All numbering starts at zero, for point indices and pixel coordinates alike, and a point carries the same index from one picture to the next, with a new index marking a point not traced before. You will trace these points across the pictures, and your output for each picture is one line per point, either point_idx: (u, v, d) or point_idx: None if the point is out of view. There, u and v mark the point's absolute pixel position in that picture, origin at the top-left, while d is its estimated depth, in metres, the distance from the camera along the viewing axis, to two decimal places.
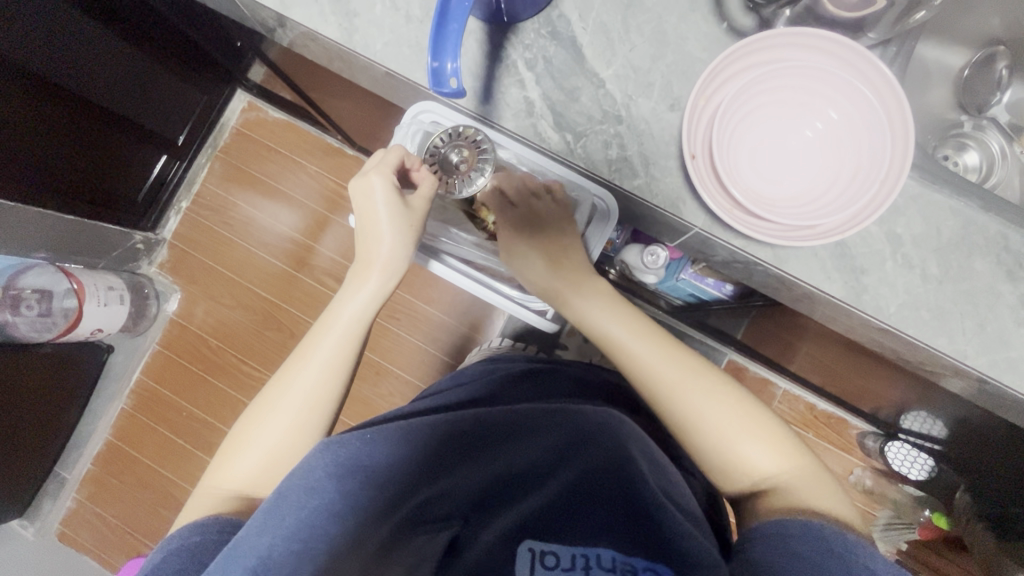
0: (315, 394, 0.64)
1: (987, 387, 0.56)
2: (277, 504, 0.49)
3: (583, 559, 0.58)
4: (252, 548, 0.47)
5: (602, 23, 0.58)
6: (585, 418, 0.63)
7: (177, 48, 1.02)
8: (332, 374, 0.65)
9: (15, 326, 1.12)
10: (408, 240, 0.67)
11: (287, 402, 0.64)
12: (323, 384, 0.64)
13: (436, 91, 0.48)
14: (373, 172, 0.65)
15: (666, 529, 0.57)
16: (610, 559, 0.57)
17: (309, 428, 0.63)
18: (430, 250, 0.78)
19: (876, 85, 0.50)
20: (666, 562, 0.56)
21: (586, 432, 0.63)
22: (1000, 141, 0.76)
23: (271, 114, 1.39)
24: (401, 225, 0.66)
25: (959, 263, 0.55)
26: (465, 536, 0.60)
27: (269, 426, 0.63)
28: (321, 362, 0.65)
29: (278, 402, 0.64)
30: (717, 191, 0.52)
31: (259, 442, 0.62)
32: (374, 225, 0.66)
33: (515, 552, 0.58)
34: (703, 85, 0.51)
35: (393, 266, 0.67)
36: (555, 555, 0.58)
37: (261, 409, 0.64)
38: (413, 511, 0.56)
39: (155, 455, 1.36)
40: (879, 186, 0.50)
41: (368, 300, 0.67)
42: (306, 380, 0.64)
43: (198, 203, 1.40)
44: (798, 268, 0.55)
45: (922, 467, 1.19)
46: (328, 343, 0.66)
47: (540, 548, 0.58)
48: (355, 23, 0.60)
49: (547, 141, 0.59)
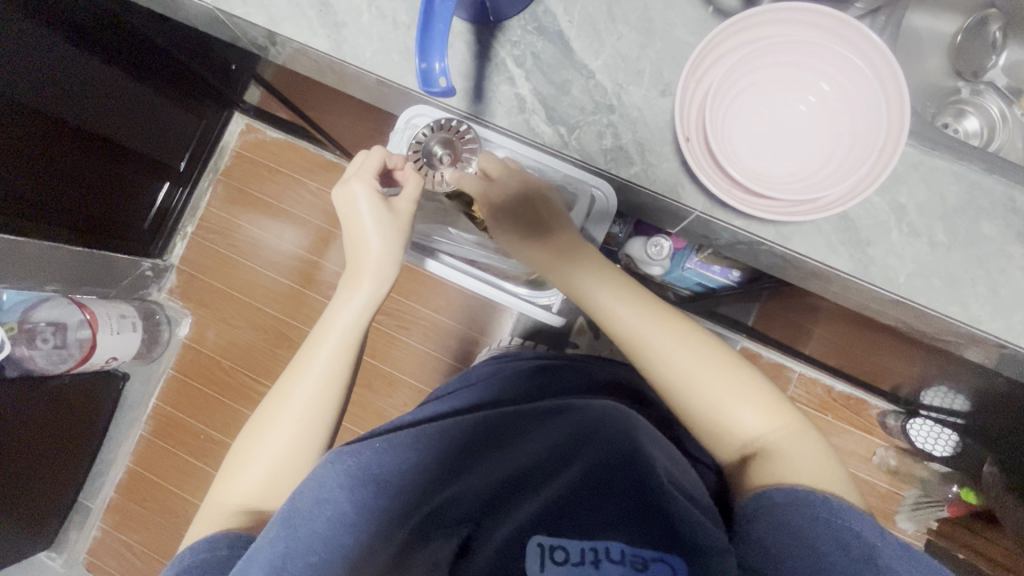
0: (312, 409, 0.64)
1: (1004, 351, 0.55)
2: (289, 516, 0.50)
3: (593, 552, 0.59)
4: (267, 559, 0.48)
5: (588, 15, 0.58)
6: (586, 411, 0.66)
7: (174, 74, 1.04)
8: (331, 389, 0.64)
9: (31, 360, 1.15)
10: (399, 245, 0.66)
11: (287, 416, 0.63)
12: (324, 397, 0.64)
13: (426, 91, 0.48)
14: (355, 180, 0.64)
15: (676, 516, 0.58)
16: (619, 552, 0.59)
17: (311, 442, 0.64)
18: (423, 248, 0.79)
19: (866, 53, 0.50)
20: (676, 551, 0.58)
21: (588, 427, 0.65)
22: (999, 104, 0.75)
23: (270, 135, 1.41)
24: (388, 232, 0.65)
25: (967, 228, 0.54)
26: (478, 536, 0.60)
27: (270, 439, 0.63)
28: (321, 377, 0.64)
29: (278, 416, 0.64)
30: (714, 173, 0.52)
31: (260, 457, 0.62)
32: (358, 234, 0.65)
33: (525, 549, 0.58)
34: (692, 67, 0.51)
35: (385, 277, 0.66)
36: (564, 551, 0.59)
37: (263, 421, 0.64)
38: (424, 520, 0.56)
39: (176, 480, 1.37)
40: (877, 155, 0.50)
41: (356, 308, 0.66)
42: (302, 395, 0.64)
43: (203, 228, 1.42)
44: (803, 245, 0.55)
45: (946, 442, 1.18)
46: (326, 353, 0.65)
47: (550, 543, 0.59)
48: (343, 33, 0.61)
49: (540, 135, 0.59)
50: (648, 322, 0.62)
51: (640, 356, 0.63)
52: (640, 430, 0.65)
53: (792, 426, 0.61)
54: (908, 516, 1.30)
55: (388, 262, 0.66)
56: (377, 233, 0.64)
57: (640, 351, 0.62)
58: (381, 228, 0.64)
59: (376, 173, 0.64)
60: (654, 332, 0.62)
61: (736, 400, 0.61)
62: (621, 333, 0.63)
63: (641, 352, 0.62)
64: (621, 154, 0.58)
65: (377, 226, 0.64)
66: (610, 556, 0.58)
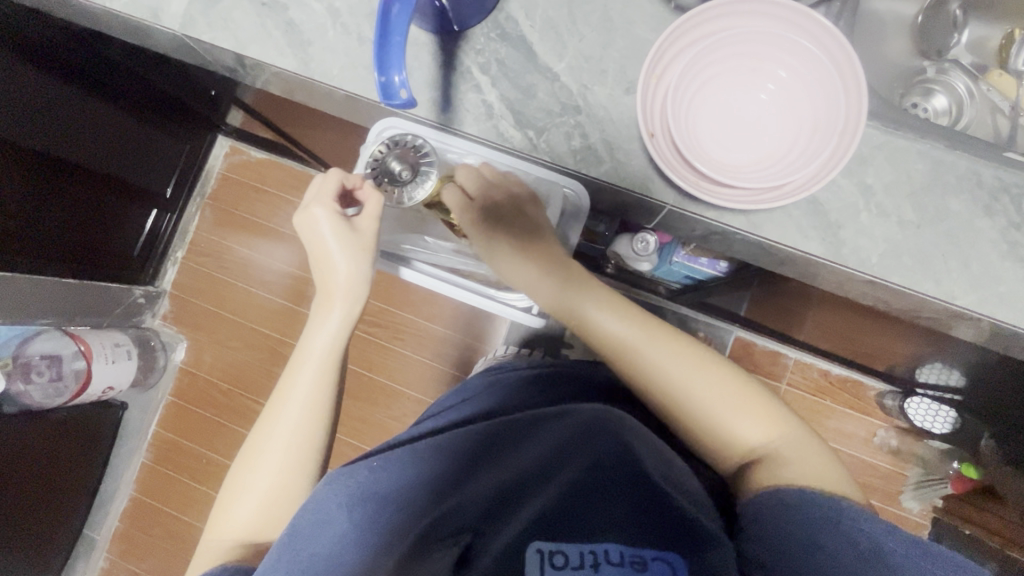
0: (300, 434, 0.64)
1: (981, 324, 0.55)
2: (291, 539, 0.53)
3: (592, 556, 0.56)
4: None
5: (549, 19, 0.59)
6: (580, 416, 0.66)
7: (156, 103, 1.04)
8: (312, 412, 0.65)
9: (27, 394, 1.13)
10: (367, 263, 0.66)
11: (273, 444, 0.64)
12: (307, 420, 0.64)
13: (387, 104, 0.49)
14: (315, 205, 0.64)
15: (674, 513, 0.58)
16: (618, 553, 0.57)
17: (298, 466, 0.64)
18: (396, 257, 0.78)
19: (820, 38, 0.51)
20: (677, 549, 0.57)
21: (584, 432, 0.64)
22: (965, 81, 0.76)
23: (254, 155, 1.42)
24: (354, 251, 0.65)
25: (934, 205, 0.55)
26: (477, 545, 0.58)
27: (259, 469, 0.63)
28: (301, 398, 0.65)
29: (264, 445, 0.64)
30: (681, 167, 0.53)
31: (250, 488, 0.63)
32: (324, 257, 0.65)
33: (524, 555, 0.56)
34: (651, 64, 0.52)
35: (356, 294, 0.66)
36: (563, 555, 0.56)
37: (250, 452, 0.65)
38: (422, 530, 0.56)
39: (181, 505, 1.37)
40: (838, 138, 0.50)
41: (336, 331, 0.66)
42: (290, 421, 0.64)
43: (194, 251, 1.43)
44: (774, 231, 0.55)
45: (944, 420, 1.19)
46: (305, 376, 0.65)
47: (548, 548, 0.57)
48: (309, 52, 0.62)
49: (510, 139, 0.59)
50: (635, 334, 0.65)
51: (628, 365, 0.65)
52: (635, 433, 0.64)
53: (791, 432, 0.62)
54: (913, 496, 1.30)
55: (360, 280, 0.66)
56: (341, 253, 0.64)
57: (628, 360, 0.65)
58: (347, 247, 0.64)
59: (336, 196, 0.65)
60: (643, 343, 0.64)
61: (723, 402, 0.62)
62: (602, 340, 0.66)
63: (629, 361, 0.65)
64: (589, 154, 0.58)
65: (343, 244, 0.64)
66: (610, 559, 0.56)
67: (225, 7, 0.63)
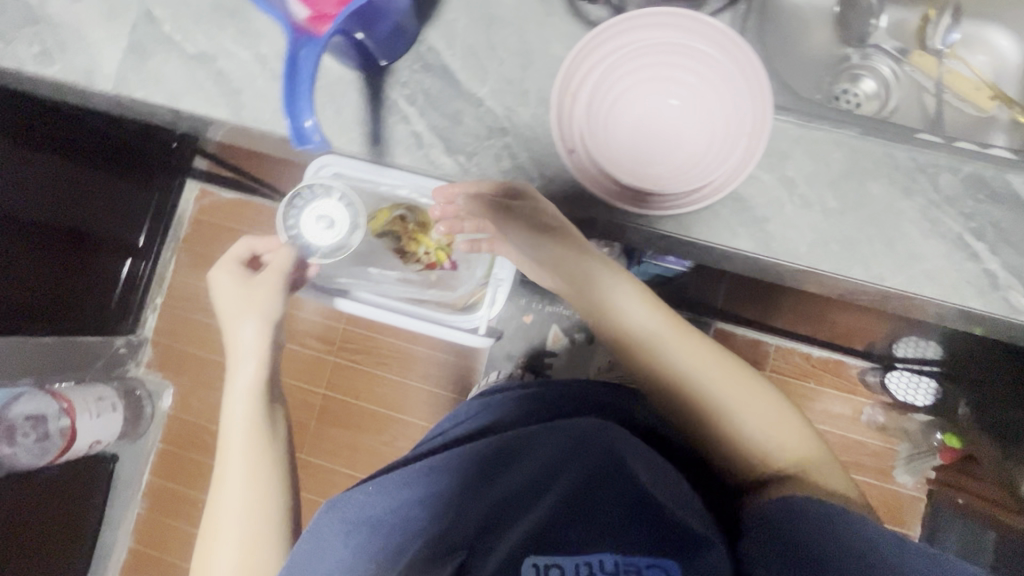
0: (247, 504, 0.67)
1: (915, 301, 0.57)
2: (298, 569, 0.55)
3: (587, 566, 0.56)
4: None
5: (469, 46, 0.61)
6: (577, 426, 0.64)
7: (111, 153, 1.05)
8: (253, 471, 0.68)
9: (16, 457, 1.12)
10: (252, 315, 0.70)
11: (226, 516, 0.66)
12: (250, 480, 0.67)
13: (301, 147, 0.50)
14: (216, 272, 0.72)
15: (666, 518, 0.58)
16: (612, 563, 0.56)
17: (259, 536, 0.66)
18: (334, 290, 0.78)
19: (717, 40, 0.53)
20: (668, 554, 0.56)
21: (583, 440, 0.63)
22: (888, 63, 0.78)
23: (222, 195, 1.43)
24: (243, 305, 0.70)
25: (855, 191, 0.56)
26: (477, 565, 0.55)
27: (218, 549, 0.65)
28: (236, 463, 0.68)
29: (219, 521, 0.67)
30: (601, 178, 0.55)
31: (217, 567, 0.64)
32: (224, 319, 0.71)
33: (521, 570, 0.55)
34: (563, 83, 0.54)
35: (255, 348, 0.70)
36: (559, 568, 0.56)
37: (208, 537, 0.66)
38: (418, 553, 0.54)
39: (180, 552, 1.36)
40: (746, 138, 0.53)
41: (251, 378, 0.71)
42: (238, 490, 0.67)
43: (172, 297, 1.43)
44: (704, 232, 0.57)
45: (926, 391, 1.17)
46: (236, 440, 0.69)
47: (545, 562, 0.56)
48: (241, 99, 0.63)
49: (441, 167, 0.61)
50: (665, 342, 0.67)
51: (660, 371, 0.67)
52: (626, 442, 0.64)
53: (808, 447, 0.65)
54: (905, 469, 1.30)
55: (252, 334, 0.70)
56: (232, 312, 0.70)
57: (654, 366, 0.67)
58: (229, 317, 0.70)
59: (234, 261, 0.72)
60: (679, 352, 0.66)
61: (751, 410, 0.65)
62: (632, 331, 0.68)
63: (659, 366, 0.67)
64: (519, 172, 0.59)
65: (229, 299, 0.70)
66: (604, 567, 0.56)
67: (156, 65, 0.65)
